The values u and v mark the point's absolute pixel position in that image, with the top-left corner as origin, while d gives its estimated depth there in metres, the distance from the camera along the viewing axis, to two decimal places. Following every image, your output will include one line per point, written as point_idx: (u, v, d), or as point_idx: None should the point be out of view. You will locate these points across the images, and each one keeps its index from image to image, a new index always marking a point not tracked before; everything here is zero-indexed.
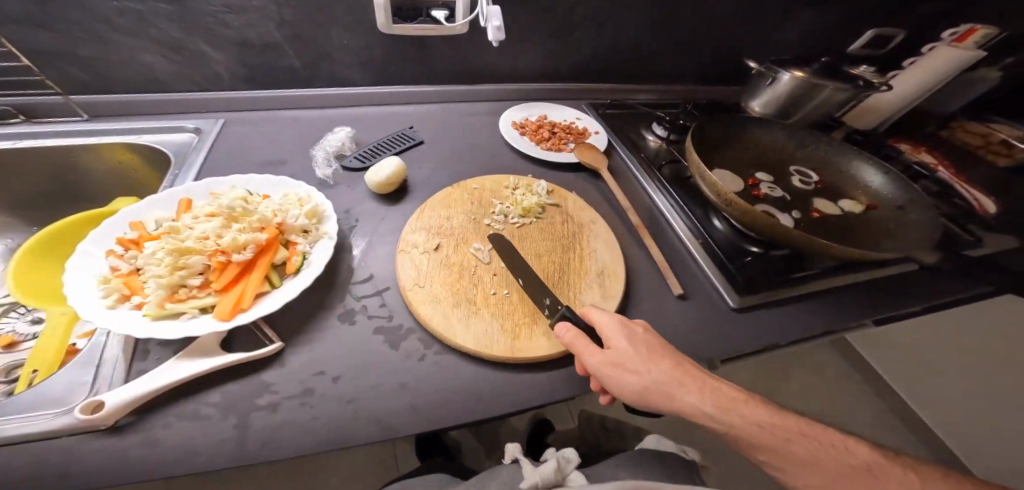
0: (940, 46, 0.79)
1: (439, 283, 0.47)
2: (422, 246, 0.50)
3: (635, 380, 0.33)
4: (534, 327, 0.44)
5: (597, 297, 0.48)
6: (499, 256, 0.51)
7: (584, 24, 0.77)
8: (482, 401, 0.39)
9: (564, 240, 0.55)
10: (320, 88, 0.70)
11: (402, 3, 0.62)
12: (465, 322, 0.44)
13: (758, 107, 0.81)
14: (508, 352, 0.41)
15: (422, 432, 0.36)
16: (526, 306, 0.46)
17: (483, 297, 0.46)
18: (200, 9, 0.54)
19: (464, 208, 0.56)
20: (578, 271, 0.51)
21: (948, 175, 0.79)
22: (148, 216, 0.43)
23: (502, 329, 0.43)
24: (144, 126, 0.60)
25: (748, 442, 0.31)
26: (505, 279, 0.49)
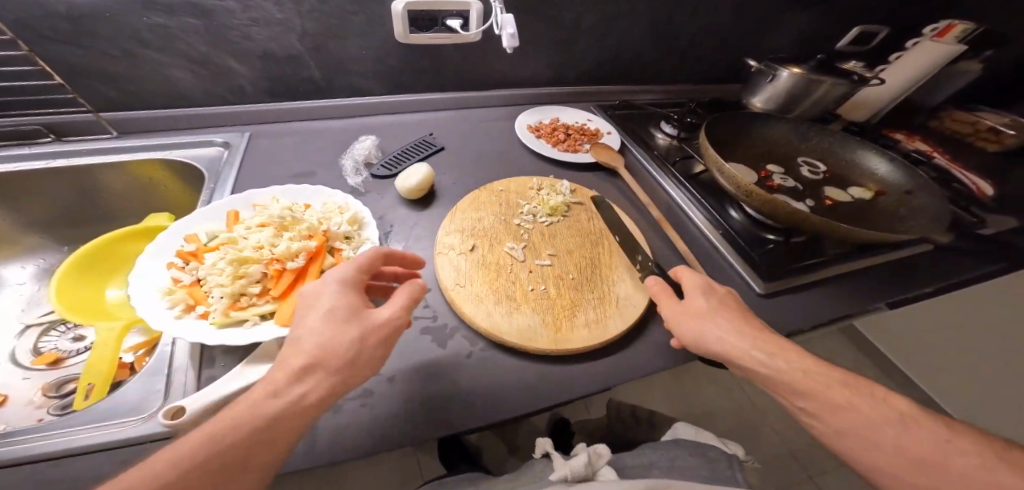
0: (923, 41, 0.83)
1: (479, 282, 0.48)
2: (458, 248, 0.52)
3: (700, 328, 0.38)
4: (574, 320, 0.46)
5: (629, 288, 0.51)
6: (532, 253, 0.53)
7: (591, 29, 0.80)
8: (533, 392, 0.41)
9: (591, 236, 0.57)
10: (339, 99, 0.71)
11: (419, 13, 0.64)
12: (509, 317, 0.45)
13: (759, 103, 0.84)
14: (554, 343, 0.43)
15: (479, 424, 0.38)
16: (563, 301, 0.48)
17: (523, 294, 0.48)
18: (224, 22, 0.53)
19: (493, 209, 0.58)
20: (609, 266, 0.53)
21: (945, 160, 0.82)
22: (198, 229, 0.44)
23: (544, 322, 0.45)
24: (173, 141, 0.60)
25: (788, 383, 0.34)
26: (540, 274, 0.50)
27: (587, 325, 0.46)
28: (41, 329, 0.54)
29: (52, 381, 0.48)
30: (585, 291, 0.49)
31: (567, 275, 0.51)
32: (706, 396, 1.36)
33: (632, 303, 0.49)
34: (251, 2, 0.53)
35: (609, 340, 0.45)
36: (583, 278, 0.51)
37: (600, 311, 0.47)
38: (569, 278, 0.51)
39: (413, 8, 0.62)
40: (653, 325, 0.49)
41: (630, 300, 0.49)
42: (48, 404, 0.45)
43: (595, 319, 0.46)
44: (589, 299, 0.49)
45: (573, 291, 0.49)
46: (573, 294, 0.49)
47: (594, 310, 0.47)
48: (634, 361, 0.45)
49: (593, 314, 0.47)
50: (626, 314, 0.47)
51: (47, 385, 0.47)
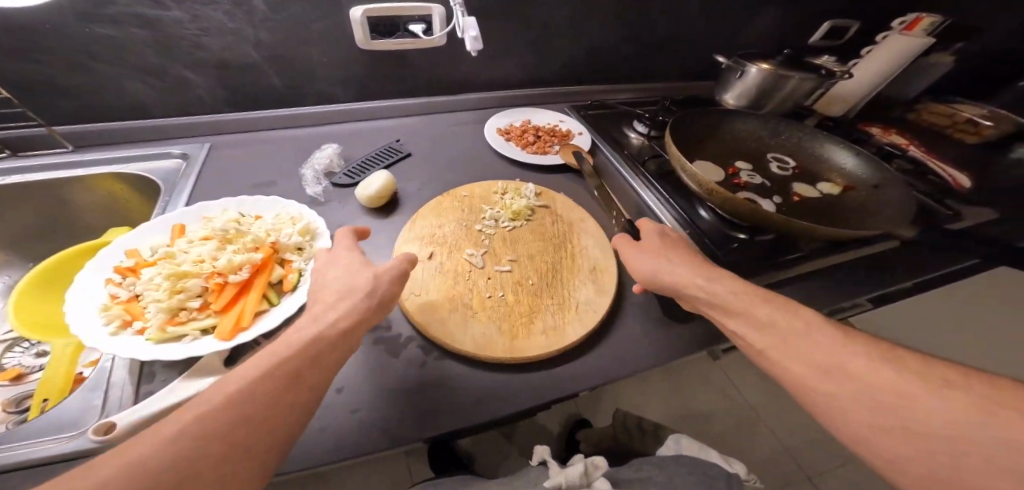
0: (891, 34, 0.83)
1: (434, 291, 0.47)
2: (416, 255, 0.51)
3: (648, 261, 0.44)
4: (531, 327, 0.45)
5: (590, 292, 0.50)
6: (492, 259, 0.52)
7: (560, 30, 0.80)
8: (484, 403, 0.40)
9: (554, 239, 0.56)
10: (303, 107, 0.70)
11: (380, 19, 0.63)
12: (463, 326, 0.44)
13: (731, 100, 0.84)
14: (507, 352, 0.42)
15: (429, 437, 0.37)
16: (521, 307, 0.47)
17: (480, 301, 0.47)
18: (175, 32, 0.53)
19: (455, 213, 0.57)
20: (571, 269, 0.52)
21: (919, 152, 0.82)
22: (142, 244, 0.43)
23: (499, 330, 0.44)
24: (132, 154, 0.59)
25: (719, 300, 0.38)
26: (499, 280, 0.50)
27: (545, 332, 0.44)
28: (4, 345, 0.54)
29: (11, 399, 0.47)
30: (544, 297, 0.48)
31: (527, 280, 0.50)
32: (700, 395, 1.36)
33: (593, 308, 0.48)
34: (199, 12, 0.52)
35: (568, 347, 0.44)
36: (543, 283, 0.50)
37: (559, 317, 0.46)
38: (529, 283, 0.50)
39: (372, 14, 0.61)
40: (616, 329, 0.48)
41: (590, 305, 0.48)
42: (7, 419, 0.45)
43: (553, 325, 0.45)
44: (548, 305, 0.48)
45: (532, 297, 0.48)
46: (532, 300, 0.48)
47: (553, 316, 0.46)
48: (596, 366, 0.44)
49: (551, 320, 0.46)
50: (586, 320, 0.46)
51: (6, 400, 0.47)
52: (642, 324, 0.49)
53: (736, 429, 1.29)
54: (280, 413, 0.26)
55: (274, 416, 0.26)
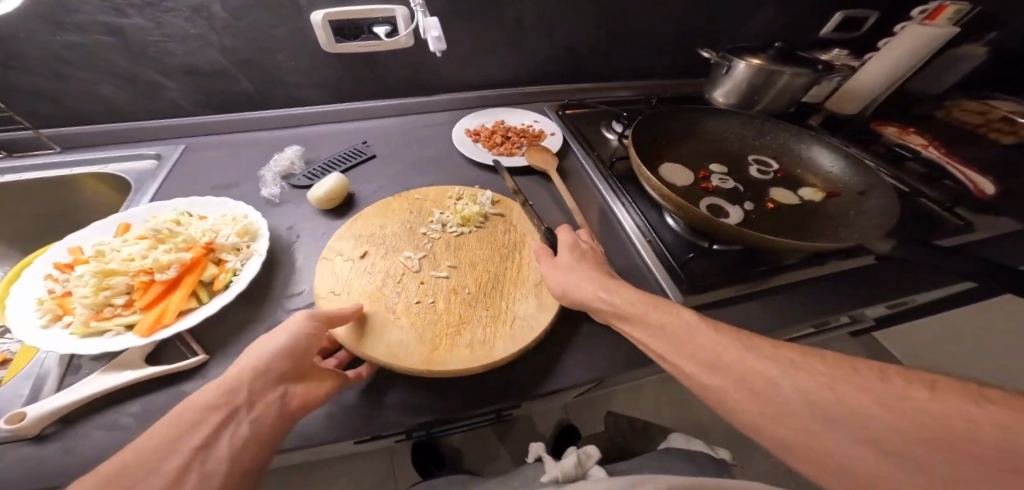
0: (909, 24, 0.73)
1: (359, 291, 0.46)
2: (347, 254, 0.51)
3: (556, 278, 0.44)
4: (455, 338, 0.42)
5: (529, 306, 0.47)
6: (430, 264, 0.51)
7: (534, 28, 0.77)
8: (391, 414, 0.38)
9: (503, 248, 0.54)
10: (274, 110, 0.70)
11: (344, 23, 0.63)
12: (382, 331, 0.43)
13: (721, 98, 0.78)
14: (422, 363, 0.40)
15: (330, 440, 0.36)
16: (449, 316, 0.45)
17: (407, 307, 0.45)
18: (139, 38, 0.55)
19: (398, 214, 0.57)
20: (514, 281, 0.50)
21: (938, 154, 0.73)
22: (89, 242, 0.45)
23: (421, 338, 0.42)
24: (110, 155, 0.62)
25: (620, 312, 0.38)
26: (431, 286, 0.48)
27: (472, 345, 0.42)
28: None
29: None
30: (477, 307, 0.46)
31: (464, 289, 0.48)
32: (699, 408, 1.30)
33: (529, 323, 0.45)
34: (160, 18, 0.54)
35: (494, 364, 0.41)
36: (479, 293, 0.48)
37: (489, 330, 0.44)
38: (465, 292, 0.48)
39: (334, 18, 0.61)
40: (552, 340, 0.46)
41: (527, 321, 0.45)
42: None
43: (481, 339, 0.43)
44: (480, 315, 0.45)
45: (465, 306, 0.46)
46: (462, 309, 0.46)
47: (483, 328, 0.44)
48: (522, 378, 0.42)
49: (480, 332, 0.43)
50: (518, 335, 0.43)
51: None
52: (579, 334, 0.47)
53: (732, 444, 1.24)
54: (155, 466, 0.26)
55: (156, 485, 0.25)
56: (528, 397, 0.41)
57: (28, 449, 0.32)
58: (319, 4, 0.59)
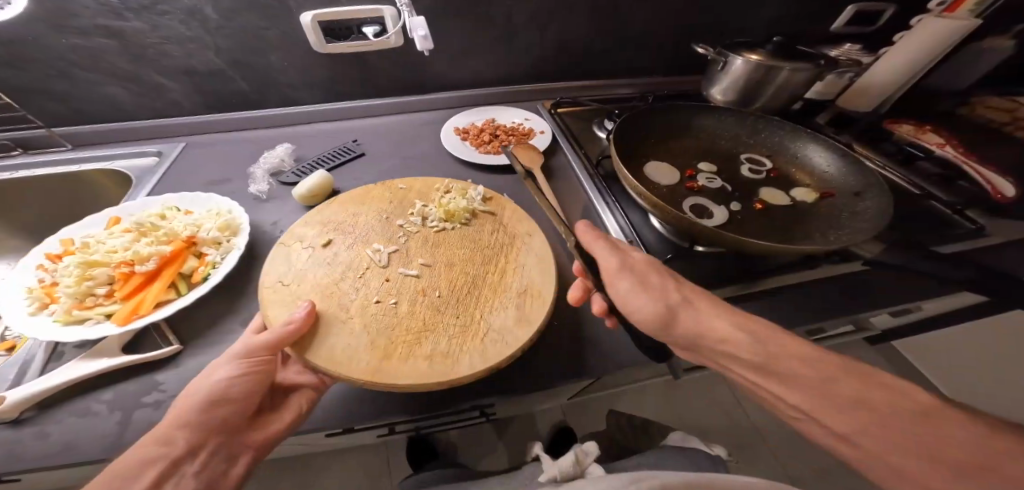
0: (926, 16, 0.66)
1: (312, 285, 0.45)
2: (309, 242, 0.51)
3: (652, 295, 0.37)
4: (410, 350, 0.40)
5: (507, 318, 0.44)
6: (401, 260, 0.50)
7: (526, 25, 0.76)
8: (346, 405, 0.39)
9: (487, 250, 0.53)
10: (269, 109, 0.72)
11: (333, 23, 0.63)
12: (328, 331, 0.40)
13: (719, 95, 0.76)
14: (366, 373, 0.37)
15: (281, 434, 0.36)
16: (411, 321, 0.43)
17: (360, 312, 0.43)
18: (138, 40, 0.58)
19: (376, 202, 0.58)
20: (495, 289, 0.47)
21: (954, 153, 0.69)
22: (81, 234, 0.47)
23: (372, 344, 0.40)
24: (114, 152, 0.65)
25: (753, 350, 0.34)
26: (397, 283, 0.47)
27: (431, 358, 0.39)
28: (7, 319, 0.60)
29: None
30: (446, 313, 0.44)
31: (434, 291, 0.47)
32: (702, 414, 1.27)
33: (507, 337, 0.41)
34: (157, 21, 0.56)
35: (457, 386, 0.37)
36: (450, 296, 0.46)
37: (452, 343, 0.41)
38: (435, 294, 0.46)
39: (323, 19, 0.62)
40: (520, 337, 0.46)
41: (502, 334, 0.42)
42: None
43: (445, 352, 0.40)
44: (449, 323, 0.43)
45: (430, 310, 0.44)
46: (428, 312, 0.44)
47: (448, 339, 0.41)
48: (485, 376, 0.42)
49: (444, 345, 0.40)
50: (490, 356, 0.39)
51: None
52: (549, 335, 0.47)
53: (736, 452, 1.21)
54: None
55: None
56: (489, 397, 0.41)
57: (4, 432, 0.34)
58: (308, 5, 0.60)
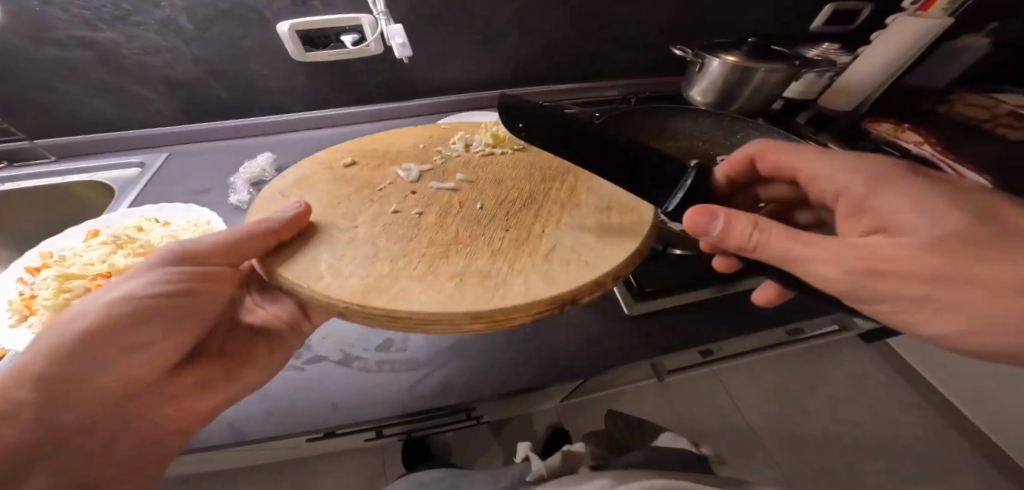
0: (900, 17, 0.67)
1: (329, 198, 0.46)
2: (333, 163, 0.52)
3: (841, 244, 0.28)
4: (431, 268, 0.37)
5: (576, 237, 0.42)
6: (439, 176, 0.52)
7: (509, 30, 0.75)
8: (325, 410, 0.43)
9: (548, 171, 0.53)
10: (252, 118, 0.72)
11: (311, 32, 0.64)
12: (334, 247, 0.39)
13: (699, 96, 0.76)
14: (357, 295, 0.34)
15: (265, 437, 0.40)
16: (440, 239, 0.41)
17: (380, 228, 0.42)
18: (116, 51, 0.58)
19: (412, 136, 0.59)
20: (560, 207, 0.46)
21: (930, 151, 0.68)
22: (61, 247, 0.48)
23: (377, 265, 0.37)
24: (98, 163, 0.66)
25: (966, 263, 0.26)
26: (427, 204, 0.47)
27: (467, 279, 0.36)
28: None
29: None
30: (495, 229, 0.43)
31: (481, 209, 0.46)
32: (698, 415, 1.27)
33: (579, 252, 0.40)
34: (132, 32, 0.57)
35: (491, 315, 0.33)
36: (497, 212, 0.46)
37: (496, 261, 0.39)
38: (477, 212, 0.46)
39: (300, 28, 0.62)
40: (497, 347, 0.51)
41: (572, 251, 0.40)
42: None
43: (490, 271, 0.37)
44: (501, 237, 0.42)
45: (463, 229, 0.43)
46: (458, 232, 0.43)
47: (485, 255, 0.39)
48: (459, 387, 0.47)
49: (485, 262, 0.38)
50: (552, 276, 0.37)
51: None
52: (520, 345, 0.51)
53: (731, 452, 1.21)
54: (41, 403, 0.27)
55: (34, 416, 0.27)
56: (463, 401, 0.45)
57: None
58: (285, 14, 0.60)
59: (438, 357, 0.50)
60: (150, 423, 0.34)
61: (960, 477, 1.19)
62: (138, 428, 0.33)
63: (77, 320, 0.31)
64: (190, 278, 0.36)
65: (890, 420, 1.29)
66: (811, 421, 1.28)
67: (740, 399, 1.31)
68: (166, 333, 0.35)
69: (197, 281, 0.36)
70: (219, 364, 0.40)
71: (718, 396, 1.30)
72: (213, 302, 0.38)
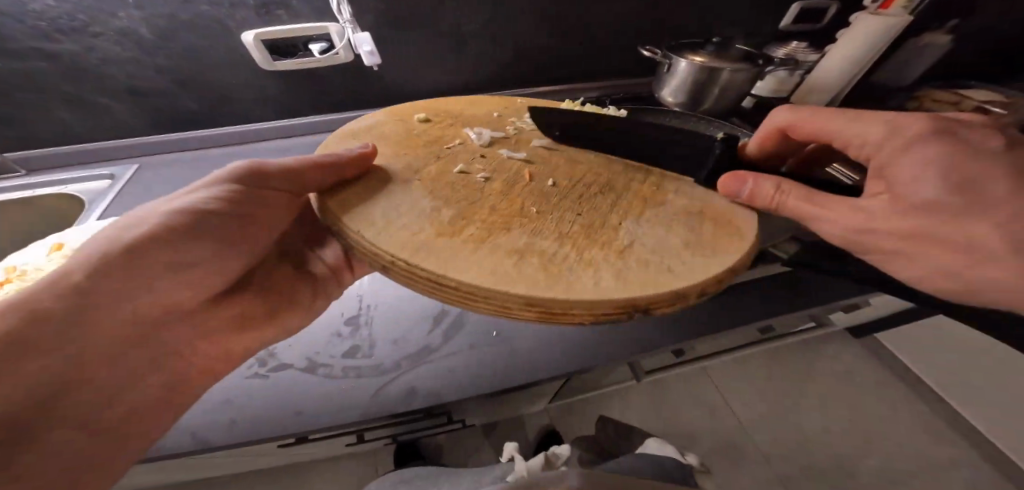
0: (863, 15, 0.69)
1: (398, 150, 0.45)
2: (413, 118, 0.52)
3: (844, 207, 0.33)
4: (488, 238, 0.34)
5: (656, 233, 0.36)
6: (515, 147, 0.49)
7: (480, 35, 0.75)
8: (287, 416, 0.43)
9: (636, 163, 0.47)
10: (223, 127, 0.73)
11: (277, 41, 0.64)
12: (397, 209, 0.36)
13: (670, 97, 0.76)
14: (405, 250, 0.32)
15: (229, 442, 0.41)
16: (500, 208, 0.38)
17: (448, 192, 0.39)
18: (77, 63, 0.58)
19: (488, 104, 0.58)
20: (642, 199, 0.41)
21: None
22: (23, 261, 0.49)
23: (434, 221, 0.35)
24: (68, 177, 0.66)
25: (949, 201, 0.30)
26: (497, 167, 0.44)
27: (528, 257, 0.32)
28: None
29: None
30: (566, 214, 0.38)
31: (551, 186, 0.42)
32: (688, 414, 1.28)
33: (656, 252, 0.34)
34: (91, 43, 0.57)
35: (544, 306, 0.29)
36: (569, 198, 0.40)
37: (565, 245, 0.34)
38: (547, 189, 0.41)
39: (266, 37, 0.62)
40: (464, 350, 0.52)
41: (649, 246, 0.34)
42: None
43: (555, 255, 0.32)
44: (571, 221, 0.37)
45: (530, 202, 0.39)
46: (524, 204, 0.39)
47: (560, 243, 0.34)
48: (422, 390, 0.48)
49: (550, 243, 0.34)
50: (627, 274, 0.31)
51: None
52: (486, 348, 0.52)
53: (721, 452, 1.21)
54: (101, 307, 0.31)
55: (93, 317, 0.30)
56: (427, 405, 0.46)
57: None
58: (249, 24, 0.61)
59: (405, 360, 0.50)
60: (185, 339, 0.38)
61: (950, 470, 1.19)
62: (174, 347, 0.37)
63: (136, 227, 0.34)
64: (249, 206, 0.39)
65: (880, 417, 1.30)
66: (800, 418, 1.28)
67: (730, 397, 1.32)
68: (216, 258, 0.38)
69: (251, 206, 0.39)
70: (257, 296, 0.45)
71: (708, 393, 1.32)
72: (260, 235, 0.41)
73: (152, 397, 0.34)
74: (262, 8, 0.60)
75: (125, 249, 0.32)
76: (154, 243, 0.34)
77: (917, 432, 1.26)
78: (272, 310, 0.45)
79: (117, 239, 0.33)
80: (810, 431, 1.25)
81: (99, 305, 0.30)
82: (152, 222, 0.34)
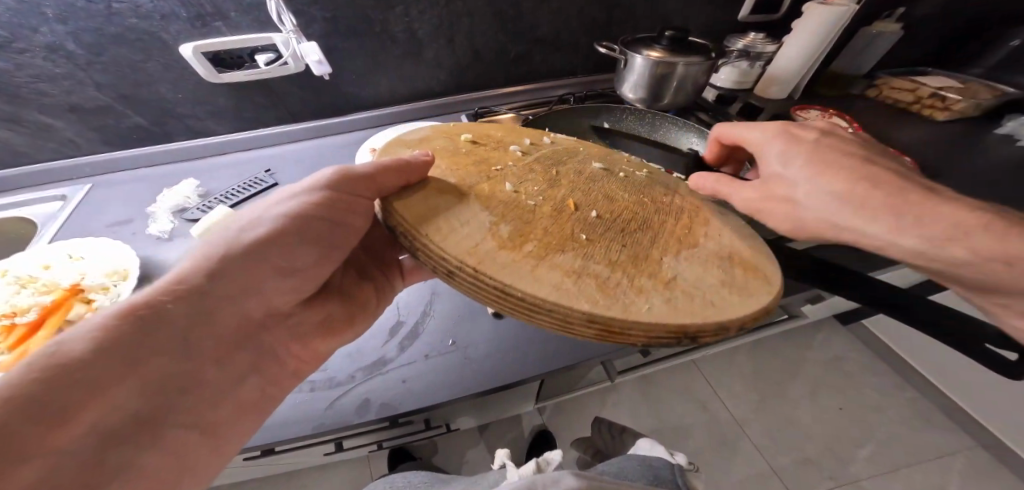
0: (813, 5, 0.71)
1: (445, 165, 0.45)
2: (449, 132, 0.52)
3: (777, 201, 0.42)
4: (547, 256, 0.35)
5: (694, 271, 0.37)
6: (545, 176, 0.47)
7: (431, 38, 0.73)
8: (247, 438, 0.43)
9: (660, 199, 0.46)
10: (177, 142, 0.73)
11: (220, 54, 0.63)
12: (466, 224, 0.37)
13: (630, 93, 0.75)
14: (472, 258, 0.34)
15: None
16: (555, 230, 0.39)
17: (506, 208, 0.40)
18: (9, 81, 0.58)
19: (523, 131, 0.56)
20: (677, 239, 0.40)
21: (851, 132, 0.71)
22: None
23: (495, 234, 0.37)
24: (22, 198, 0.66)
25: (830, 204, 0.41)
26: (544, 192, 0.44)
27: (585, 278, 0.34)
28: None
29: None
30: (614, 245, 0.38)
31: (596, 217, 0.41)
32: (678, 408, 1.28)
33: (698, 286, 0.35)
34: (19, 60, 0.56)
35: (608, 324, 0.32)
36: (621, 228, 0.41)
37: (617, 271, 0.35)
38: (593, 220, 0.41)
39: (205, 50, 0.61)
40: (416, 361, 0.50)
41: (691, 281, 0.36)
42: None
43: (609, 279, 0.34)
44: (618, 254, 0.37)
45: (579, 229, 0.40)
46: (575, 230, 0.39)
47: (622, 276, 0.35)
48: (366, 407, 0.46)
49: (603, 268, 0.36)
50: (676, 304, 0.33)
51: None
52: (439, 360, 0.51)
53: (714, 448, 1.21)
54: (212, 310, 0.32)
55: (205, 318, 0.31)
56: (372, 421, 0.45)
57: None
58: (185, 37, 0.60)
59: (358, 372, 0.49)
60: (281, 349, 0.38)
61: (946, 459, 1.18)
62: (271, 351, 0.37)
63: (246, 233, 0.36)
64: (336, 207, 0.40)
65: (869, 403, 1.31)
66: (790, 408, 1.29)
67: (719, 388, 1.33)
68: (310, 266, 0.39)
69: (338, 212, 0.40)
70: (336, 305, 0.46)
71: (697, 386, 1.33)
72: (354, 238, 0.42)
73: (250, 396, 0.34)
74: (197, 20, 0.59)
75: (237, 253, 0.35)
76: (256, 247, 0.35)
77: (905, 414, 1.28)
78: (349, 315, 0.46)
79: (230, 245, 0.35)
80: (800, 419, 1.26)
81: (213, 306, 0.32)
82: (260, 227, 0.37)
